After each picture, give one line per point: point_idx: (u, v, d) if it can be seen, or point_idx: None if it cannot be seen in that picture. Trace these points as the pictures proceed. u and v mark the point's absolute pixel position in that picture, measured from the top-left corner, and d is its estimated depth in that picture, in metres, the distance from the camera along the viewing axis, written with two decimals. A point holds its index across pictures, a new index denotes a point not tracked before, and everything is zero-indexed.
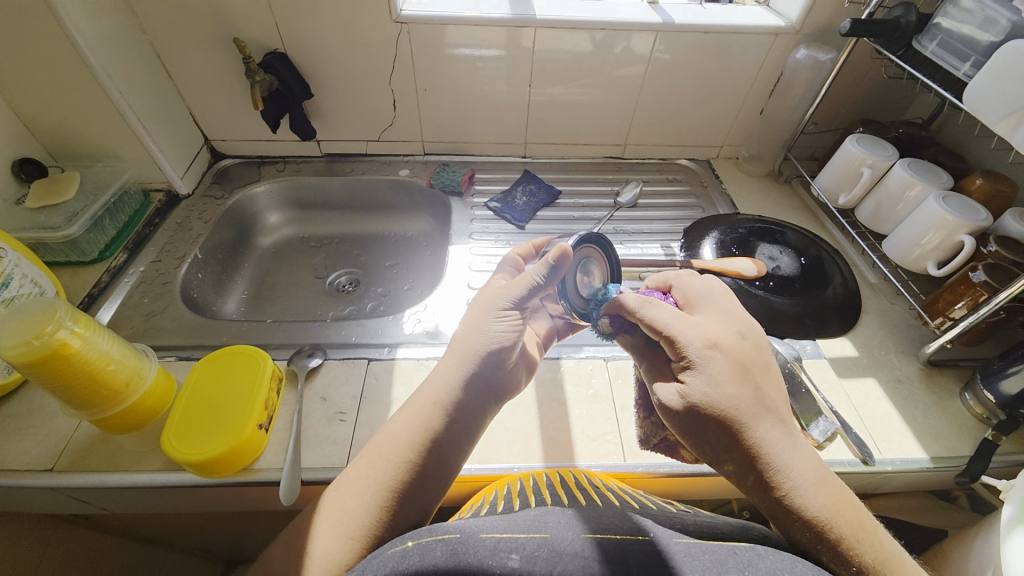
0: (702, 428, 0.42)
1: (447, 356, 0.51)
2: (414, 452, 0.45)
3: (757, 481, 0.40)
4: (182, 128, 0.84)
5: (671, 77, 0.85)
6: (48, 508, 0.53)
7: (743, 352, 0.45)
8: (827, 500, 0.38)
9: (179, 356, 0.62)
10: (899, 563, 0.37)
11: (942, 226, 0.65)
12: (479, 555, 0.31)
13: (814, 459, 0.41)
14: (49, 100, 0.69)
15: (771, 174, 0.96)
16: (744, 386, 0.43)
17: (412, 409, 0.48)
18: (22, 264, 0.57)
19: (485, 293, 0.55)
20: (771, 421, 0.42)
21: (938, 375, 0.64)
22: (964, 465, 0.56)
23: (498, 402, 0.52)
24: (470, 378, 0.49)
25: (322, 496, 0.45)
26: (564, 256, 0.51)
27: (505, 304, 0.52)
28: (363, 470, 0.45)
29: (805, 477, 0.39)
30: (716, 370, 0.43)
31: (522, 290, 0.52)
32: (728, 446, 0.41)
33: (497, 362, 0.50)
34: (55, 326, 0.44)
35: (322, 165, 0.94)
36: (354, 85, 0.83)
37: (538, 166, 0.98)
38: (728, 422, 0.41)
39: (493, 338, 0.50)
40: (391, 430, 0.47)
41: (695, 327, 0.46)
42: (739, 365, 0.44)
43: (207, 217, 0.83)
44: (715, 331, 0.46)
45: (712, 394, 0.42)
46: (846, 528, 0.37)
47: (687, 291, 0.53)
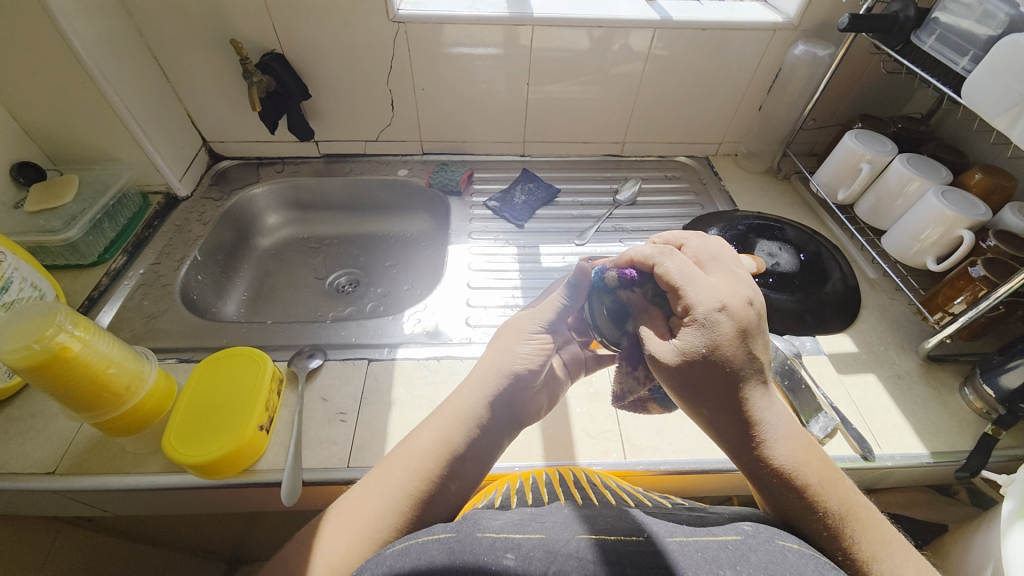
0: (693, 384, 0.39)
1: (472, 374, 0.52)
2: (434, 461, 0.45)
3: (740, 437, 0.39)
4: (180, 130, 0.84)
5: (669, 74, 0.85)
6: (52, 510, 0.53)
7: (749, 317, 0.40)
8: (797, 452, 0.39)
9: (180, 358, 0.62)
10: (861, 514, 0.38)
11: (941, 221, 0.65)
12: (474, 553, 0.31)
13: (792, 416, 0.40)
14: (46, 103, 0.69)
15: (770, 171, 0.95)
16: (740, 347, 0.39)
17: (436, 420, 0.48)
18: (22, 268, 0.57)
19: (513, 318, 0.56)
20: (759, 379, 0.39)
21: (938, 370, 0.65)
22: (963, 460, 0.56)
23: (519, 424, 0.51)
24: (495, 398, 0.49)
25: (339, 500, 0.45)
26: (586, 274, 0.51)
27: (535, 328, 0.53)
28: (383, 475, 0.45)
29: (781, 432, 0.39)
30: (720, 332, 0.39)
31: (551, 313, 0.53)
32: (716, 401, 0.39)
33: (521, 385, 0.50)
34: (55, 329, 0.44)
35: (321, 166, 0.94)
36: (352, 85, 0.83)
37: (537, 165, 0.98)
38: (719, 379, 0.38)
39: (519, 361, 0.51)
40: (415, 440, 0.47)
41: (705, 288, 0.40)
42: (744, 330, 0.39)
43: (206, 218, 0.83)
44: (724, 292, 0.41)
45: (706, 350, 0.38)
46: (815, 481, 0.38)
47: (698, 250, 0.47)
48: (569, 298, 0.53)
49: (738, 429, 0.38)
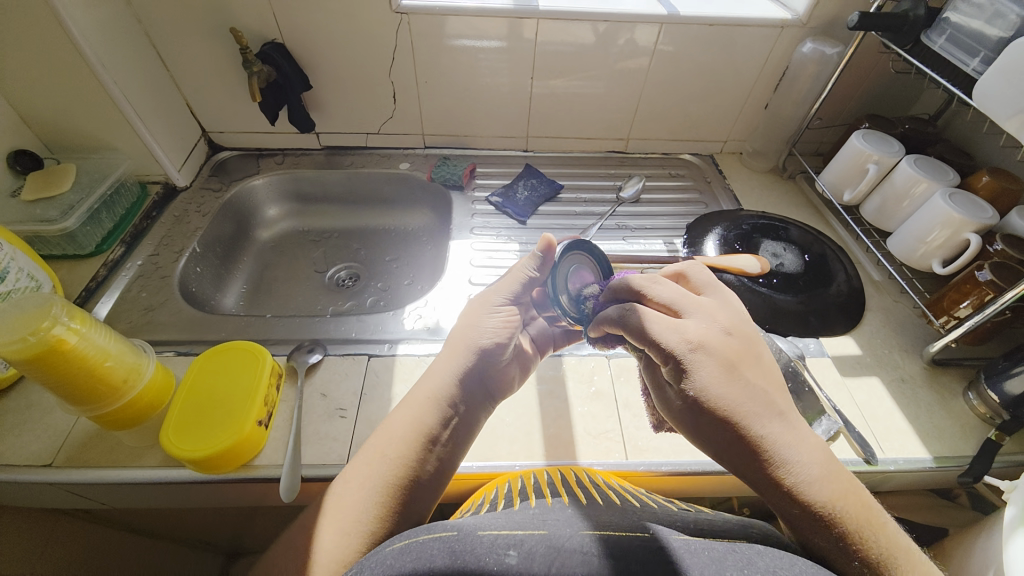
0: (705, 432, 0.41)
1: (442, 353, 0.52)
2: (411, 447, 0.45)
3: (762, 485, 0.39)
4: (179, 119, 0.83)
5: (676, 70, 0.84)
6: (48, 503, 0.53)
7: (729, 349, 0.43)
8: (835, 493, 0.37)
9: (178, 351, 0.62)
10: (903, 557, 0.36)
11: (948, 224, 0.64)
12: (476, 552, 0.31)
13: (818, 447, 0.40)
14: (42, 90, 0.68)
15: (775, 170, 0.95)
16: (735, 387, 0.41)
17: (409, 404, 0.48)
18: (18, 258, 0.56)
19: (478, 293, 0.57)
20: (770, 416, 0.40)
21: (941, 374, 0.64)
22: (966, 465, 0.56)
23: (492, 400, 0.52)
24: (466, 373, 0.50)
25: (325, 494, 0.44)
26: (551, 247, 0.54)
27: (501, 300, 0.54)
28: (361, 467, 0.45)
29: (812, 473, 0.38)
30: (708, 375, 0.41)
31: (517, 285, 0.55)
32: (732, 451, 0.40)
33: (489, 358, 0.51)
34: (50, 322, 0.43)
35: (321, 158, 0.93)
36: (353, 76, 0.82)
37: (540, 160, 0.97)
38: (728, 426, 0.40)
39: (487, 333, 0.52)
40: (388, 426, 0.47)
41: (679, 330, 0.43)
42: (727, 366, 0.41)
43: (205, 210, 0.82)
44: (699, 331, 0.43)
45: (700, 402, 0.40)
46: (852, 521, 0.37)
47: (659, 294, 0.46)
48: (536, 272, 0.55)
49: (761, 478, 0.39)
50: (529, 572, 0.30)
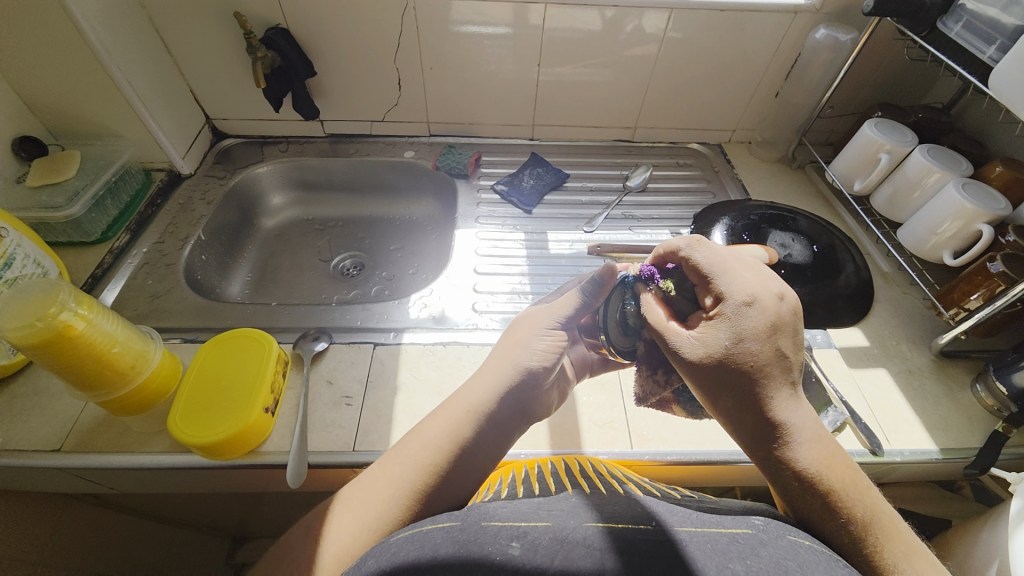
0: (710, 379, 0.40)
1: (485, 369, 0.52)
2: (441, 454, 0.45)
3: (760, 436, 0.39)
4: (183, 106, 0.82)
5: (684, 57, 0.82)
6: (57, 487, 0.53)
7: (780, 312, 0.41)
8: (823, 458, 0.39)
9: (184, 338, 0.62)
10: (888, 523, 0.38)
11: (960, 215, 0.63)
12: (480, 542, 0.31)
13: (819, 422, 0.41)
14: (46, 77, 0.67)
15: (784, 159, 0.93)
16: (770, 342, 0.40)
17: (444, 414, 0.47)
18: (24, 245, 0.56)
19: (528, 314, 0.56)
20: (785, 384, 0.40)
21: (949, 366, 0.64)
22: (972, 457, 0.56)
23: (528, 421, 0.50)
24: (507, 393, 0.49)
25: (347, 486, 0.45)
26: (610, 275, 0.53)
27: (551, 323, 0.54)
28: (389, 466, 0.45)
29: (805, 435, 0.39)
30: (748, 326, 0.40)
31: (569, 308, 0.54)
32: (736, 402, 0.40)
33: (533, 381, 0.50)
34: (58, 308, 0.43)
35: (325, 146, 0.92)
36: (358, 63, 0.81)
37: (545, 149, 0.96)
38: (739, 377, 0.39)
39: (535, 355, 0.51)
40: (422, 432, 0.46)
41: (737, 279, 0.42)
42: (773, 324, 0.40)
43: (209, 198, 0.82)
44: (756, 285, 0.42)
45: (729, 341, 0.40)
46: (840, 488, 0.38)
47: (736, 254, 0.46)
48: (588, 297, 0.54)
49: (757, 430, 0.39)
50: (533, 563, 0.30)
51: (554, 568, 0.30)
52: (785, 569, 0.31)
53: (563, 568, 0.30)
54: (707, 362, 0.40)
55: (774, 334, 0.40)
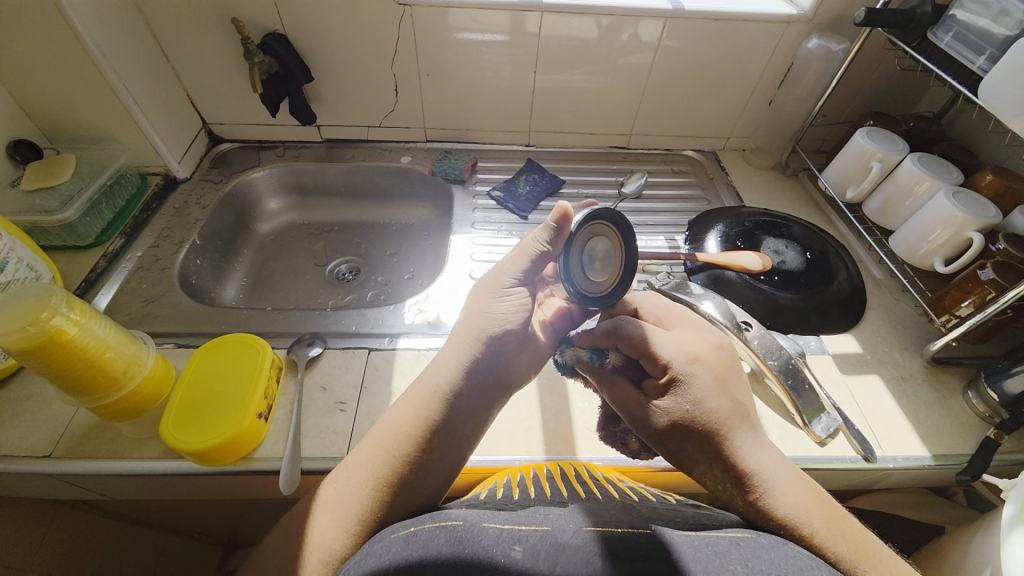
0: (675, 443, 0.44)
1: (450, 341, 0.50)
2: (413, 443, 0.44)
3: (730, 492, 0.42)
4: (179, 110, 0.82)
5: (680, 65, 0.83)
6: (48, 493, 0.53)
7: (719, 362, 0.47)
8: (799, 499, 0.40)
9: (178, 343, 0.62)
10: (876, 557, 0.39)
11: (951, 223, 0.64)
12: (482, 544, 0.31)
13: (788, 465, 0.43)
14: (41, 80, 0.67)
15: (778, 167, 0.94)
16: (720, 396, 0.44)
17: (414, 399, 0.46)
18: (18, 248, 0.56)
19: (486, 275, 0.54)
20: (745, 429, 0.44)
21: (941, 372, 0.64)
22: (964, 463, 0.56)
23: (506, 389, 0.49)
24: (473, 363, 0.48)
25: (323, 488, 0.43)
26: (565, 218, 0.52)
27: (508, 282, 0.51)
28: (361, 461, 0.43)
29: (778, 478, 0.41)
30: (698, 386, 0.44)
31: (526, 263, 0.52)
32: (704, 457, 0.43)
33: (498, 345, 0.48)
34: (50, 312, 0.43)
35: (322, 151, 0.92)
36: (355, 69, 0.82)
37: (542, 156, 0.96)
38: (704, 433, 0.43)
39: (497, 319, 0.49)
40: (390, 419, 0.46)
41: (674, 341, 0.47)
42: (718, 377, 0.46)
43: (205, 202, 0.82)
44: (693, 344, 0.48)
45: (692, 404, 0.44)
46: (822, 526, 0.39)
47: (649, 310, 0.54)
48: (547, 245, 0.53)
49: (727, 478, 0.42)
50: (534, 568, 0.30)
51: (556, 572, 0.30)
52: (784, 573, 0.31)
53: (565, 570, 0.30)
54: (674, 425, 0.43)
55: (721, 385, 0.45)
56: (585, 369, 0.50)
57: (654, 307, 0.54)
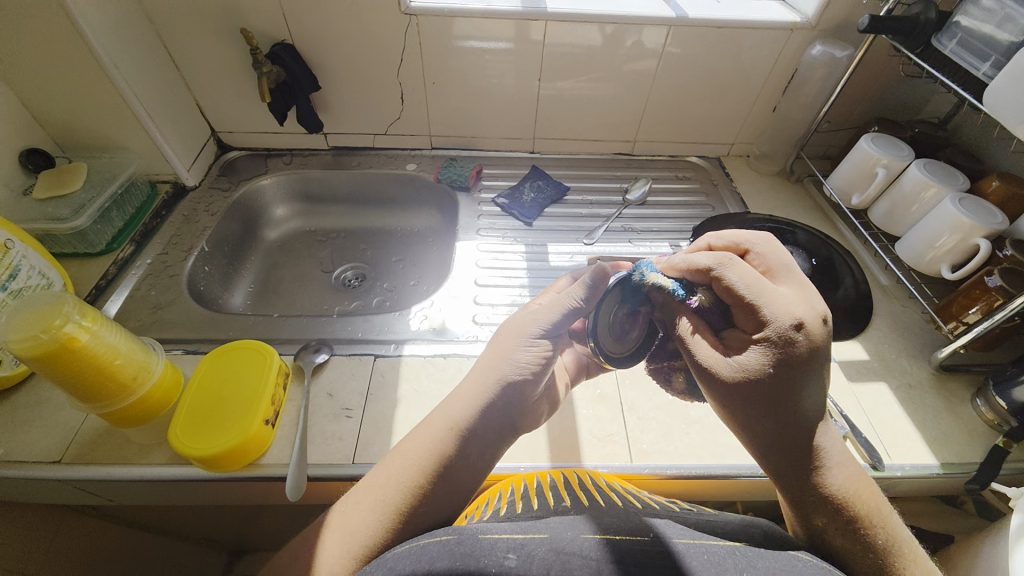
0: (746, 398, 0.42)
1: (468, 379, 0.48)
2: (425, 476, 0.43)
3: (790, 456, 0.42)
4: (188, 119, 0.83)
5: (683, 72, 0.84)
6: (56, 499, 0.53)
7: (823, 335, 0.42)
8: (851, 481, 0.41)
9: (186, 349, 0.62)
10: (909, 551, 0.40)
11: (957, 229, 0.64)
12: (476, 555, 0.31)
13: (850, 449, 0.43)
14: (55, 90, 0.69)
15: (782, 173, 0.94)
16: (811, 367, 0.41)
17: (429, 428, 0.45)
18: (29, 256, 0.57)
19: (513, 320, 0.51)
20: (823, 407, 0.42)
21: (949, 380, 0.64)
22: (973, 472, 0.56)
23: (515, 433, 0.49)
24: (489, 408, 0.46)
25: (332, 510, 0.44)
26: (603, 278, 0.48)
27: (536, 333, 0.49)
28: (373, 488, 0.43)
29: (836, 457, 0.42)
30: (793, 351, 0.41)
31: (556, 315, 0.49)
32: (773, 418, 0.42)
33: (517, 395, 0.47)
34: (62, 320, 0.43)
35: (329, 159, 0.93)
36: (362, 77, 0.83)
37: (546, 162, 0.97)
38: (778, 398, 0.41)
39: (519, 369, 0.47)
40: (405, 449, 0.45)
41: (779, 302, 0.42)
42: (818, 349, 0.42)
43: (213, 209, 0.82)
44: (801, 307, 0.42)
45: (775, 365, 0.41)
46: (868, 510, 0.40)
47: (766, 257, 0.49)
48: (580, 302, 0.48)
49: (791, 440, 0.42)
50: None
51: None
52: None
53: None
54: (750, 383, 0.42)
55: (816, 357, 0.41)
56: (663, 300, 0.49)
57: (769, 256, 0.49)
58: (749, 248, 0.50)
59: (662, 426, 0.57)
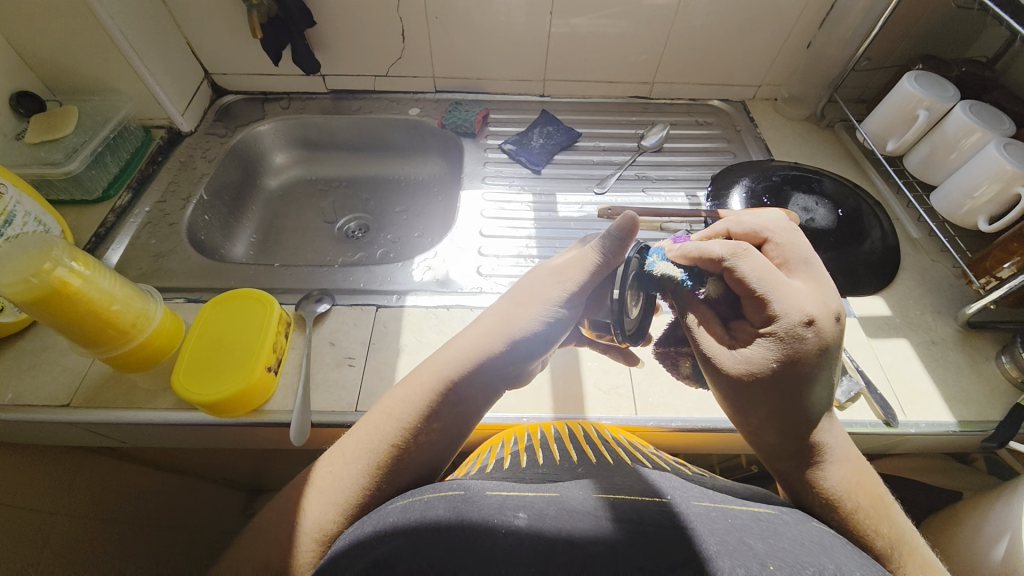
0: (748, 394, 0.40)
1: (465, 333, 0.47)
2: (406, 432, 0.42)
3: (789, 452, 0.40)
4: (180, 60, 0.79)
5: (710, 4, 0.76)
6: (70, 440, 0.55)
7: (835, 333, 0.40)
8: (851, 478, 0.39)
9: (187, 297, 0.62)
10: (911, 542, 0.39)
11: (998, 178, 0.59)
12: (484, 514, 0.31)
13: (851, 444, 0.41)
14: (36, 26, 0.65)
15: (812, 117, 0.88)
16: (818, 363, 0.39)
17: (414, 385, 0.44)
18: (24, 201, 0.55)
19: (534, 277, 0.49)
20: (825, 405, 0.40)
21: (975, 337, 0.61)
22: (991, 430, 0.54)
23: (509, 388, 0.47)
24: (486, 363, 0.44)
25: (314, 469, 0.43)
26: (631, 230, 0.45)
27: (556, 294, 0.46)
28: (357, 441, 0.42)
29: (838, 453, 0.40)
30: (800, 345, 0.39)
31: (578, 274, 0.46)
32: (773, 412, 0.40)
33: (518, 356, 0.45)
34: (52, 263, 0.42)
35: (328, 103, 0.89)
36: (359, 12, 0.77)
37: (557, 107, 0.91)
38: (781, 399, 0.39)
39: (530, 330, 0.45)
40: (389, 405, 0.43)
41: (790, 296, 0.40)
42: (827, 347, 0.39)
43: (211, 156, 0.80)
44: (812, 303, 0.40)
45: (781, 362, 0.39)
46: (867, 507, 0.38)
47: (786, 248, 0.45)
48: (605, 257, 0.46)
49: (790, 437, 0.40)
50: (539, 534, 0.29)
51: (561, 537, 0.29)
52: (808, 549, 0.31)
53: (572, 535, 0.29)
54: (753, 380, 0.40)
55: (824, 355, 0.39)
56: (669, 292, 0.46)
57: (789, 246, 0.45)
58: (766, 237, 0.46)
59: (670, 379, 0.55)
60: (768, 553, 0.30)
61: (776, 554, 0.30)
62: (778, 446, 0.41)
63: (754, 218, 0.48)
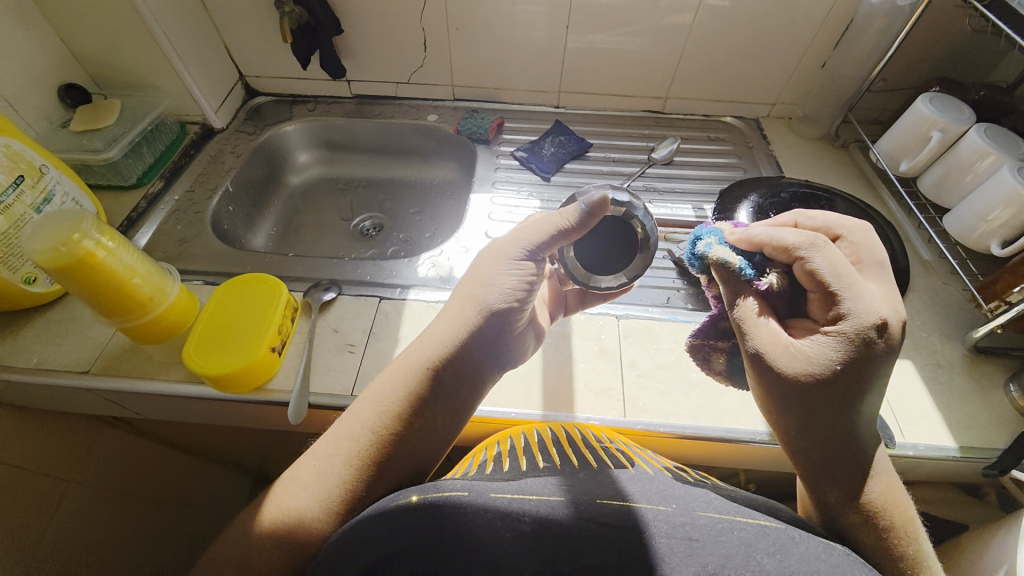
0: (803, 395, 0.40)
1: (444, 315, 0.48)
2: (390, 420, 0.44)
3: (832, 458, 0.40)
4: (217, 62, 0.84)
5: (723, 23, 0.78)
6: (87, 408, 0.58)
7: (898, 340, 0.40)
8: (886, 493, 0.40)
9: (204, 280, 0.65)
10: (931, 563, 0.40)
11: (1013, 202, 0.58)
12: (490, 522, 0.32)
13: (888, 461, 0.42)
14: (89, 25, 0.71)
15: (826, 137, 0.88)
16: (878, 369, 0.40)
17: (398, 371, 0.45)
18: (64, 182, 0.60)
19: (496, 241, 0.50)
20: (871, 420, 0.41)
21: (983, 363, 0.59)
22: (994, 458, 0.52)
23: (500, 367, 0.49)
24: (470, 338, 0.46)
25: (285, 473, 0.44)
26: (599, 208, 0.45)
27: (519, 253, 0.47)
28: (343, 437, 0.43)
29: (879, 467, 0.41)
30: (862, 350, 0.39)
31: (538, 236, 0.47)
32: (827, 414, 0.40)
33: (500, 320, 0.47)
34: (80, 235, 0.46)
35: (352, 107, 0.93)
36: (385, 22, 0.81)
37: (571, 118, 0.93)
38: (839, 401, 0.40)
39: (502, 293, 0.46)
40: (376, 394, 0.45)
41: (863, 296, 0.40)
42: (889, 353, 0.40)
43: (239, 151, 0.85)
44: (885, 306, 0.40)
45: (844, 364, 0.39)
46: (900, 524, 0.39)
47: (859, 247, 0.45)
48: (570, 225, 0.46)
49: (834, 444, 0.40)
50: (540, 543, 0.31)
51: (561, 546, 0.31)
52: (815, 568, 0.31)
53: (570, 538, 0.31)
54: (814, 378, 0.40)
55: (887, 361, 0.40)
56: (724, 277, 0.46)
57: (863, 246, 0.45)
58: (840, 234, 0.47)
59: (662, 385, 0.56)
60: (777, 572, 0.30)
61: (786, 573, 0.30)
62: (822, 451, 0.41)
63: (826, 215, 0.48)
